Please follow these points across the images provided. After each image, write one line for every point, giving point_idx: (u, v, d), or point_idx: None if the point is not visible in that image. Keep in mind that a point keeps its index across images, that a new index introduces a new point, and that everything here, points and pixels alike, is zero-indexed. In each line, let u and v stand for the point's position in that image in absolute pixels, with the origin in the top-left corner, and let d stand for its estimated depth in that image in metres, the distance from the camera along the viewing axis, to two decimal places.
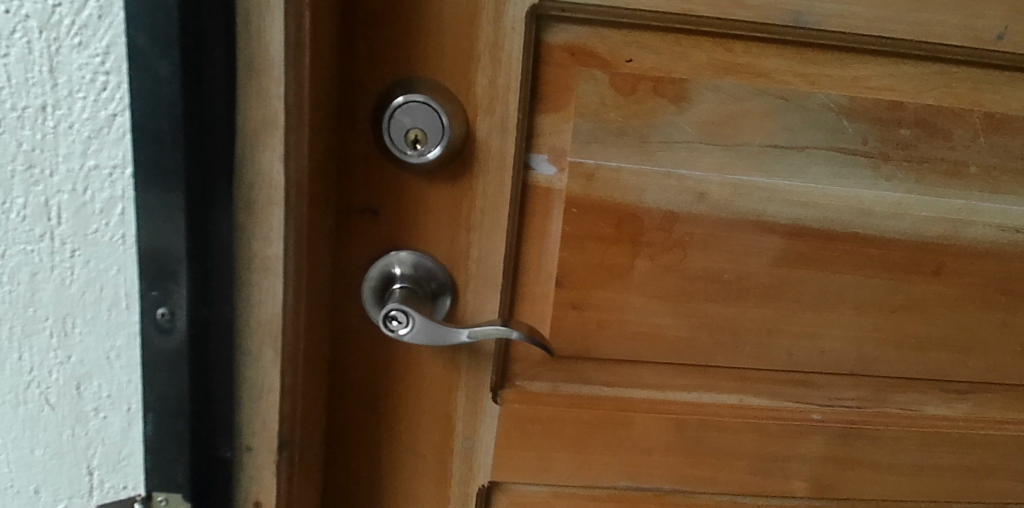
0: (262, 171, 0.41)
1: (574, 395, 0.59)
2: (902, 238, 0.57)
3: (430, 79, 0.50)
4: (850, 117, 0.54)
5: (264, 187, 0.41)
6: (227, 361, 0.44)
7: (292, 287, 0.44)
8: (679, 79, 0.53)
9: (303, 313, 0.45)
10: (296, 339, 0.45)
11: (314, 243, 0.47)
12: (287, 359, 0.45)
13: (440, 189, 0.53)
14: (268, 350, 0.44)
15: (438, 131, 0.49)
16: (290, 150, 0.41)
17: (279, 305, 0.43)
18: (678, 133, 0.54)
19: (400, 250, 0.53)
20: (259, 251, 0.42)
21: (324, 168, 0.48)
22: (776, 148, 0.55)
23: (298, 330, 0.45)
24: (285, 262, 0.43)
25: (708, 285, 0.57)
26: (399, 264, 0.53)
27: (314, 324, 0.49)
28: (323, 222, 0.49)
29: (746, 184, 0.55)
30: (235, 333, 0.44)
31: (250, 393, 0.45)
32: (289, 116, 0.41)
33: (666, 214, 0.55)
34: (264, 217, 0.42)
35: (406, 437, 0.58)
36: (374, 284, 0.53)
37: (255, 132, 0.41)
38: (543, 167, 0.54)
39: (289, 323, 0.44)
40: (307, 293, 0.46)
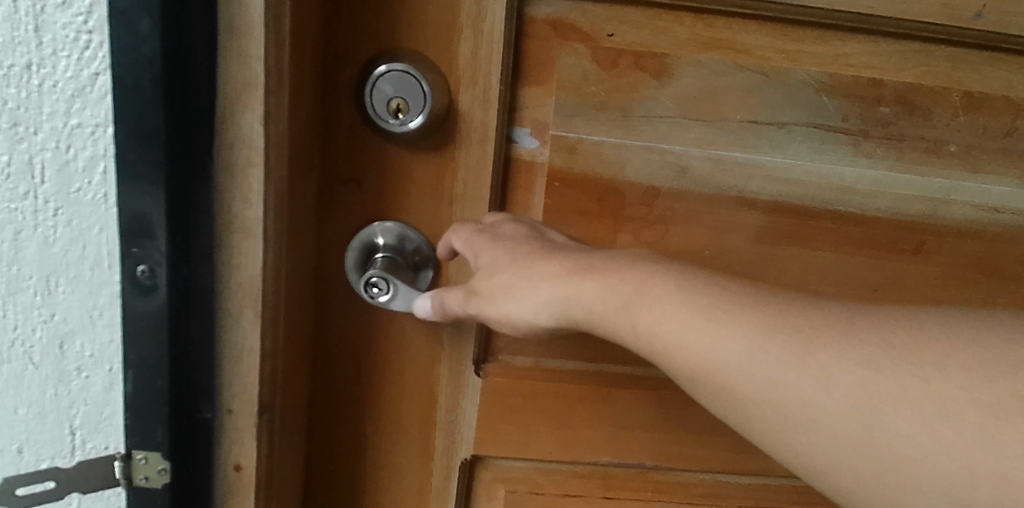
0: (242, 133, 0.41)
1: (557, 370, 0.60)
2: (883, 215, 0.58)
3: (414, 50, 0.51)
4: (831, 95, 0.55)
5: (245, 150, 0.42)
6: (207, 323, 0.44)
7: (272, 249, 0.44)
8: (660, 54, 0.53)
9: (283, 277, 0.46)
10: (277, 303, 0.46)
11: (297, 209, 0.48)
12: (267, 323, 0.45)
13: (423, 161, 0.54)
14: (248, 314, 0.44)
15: (422, 101, 0.50)
16: (270, 112, 0.42)
17: (258, 267, 0.44)
18: (659, 108, 0.54)
19: (385, 220, 0.55)
20: (240, 213, 0.43)
21: (308, 137, 0.49)
22: (759, 124, 0.55)
23: (279, 294, 0.46)
24: (265, 225, 0.43)
25: (690, 261, 0.58)
26: (383, 234, 0.55)
27: (297, 291, 0.50)
28: (308, 190, 0.50)
29: (726, 160, 0.56)
30: (216, 295, 0.44)
31: (231, 356, 0.45)
32: (269, 79, 0.41)
33: (648, 189, 0.56)
34: (243, 180, 0.42)
35: (390, 408, 0.59)
36: (357, 255, 0.54)
37: (235, 94, 0.41)
38: (526, 140, 0.55)
39: (270, 287, 0.45)
40: (287, 258, 0.46)
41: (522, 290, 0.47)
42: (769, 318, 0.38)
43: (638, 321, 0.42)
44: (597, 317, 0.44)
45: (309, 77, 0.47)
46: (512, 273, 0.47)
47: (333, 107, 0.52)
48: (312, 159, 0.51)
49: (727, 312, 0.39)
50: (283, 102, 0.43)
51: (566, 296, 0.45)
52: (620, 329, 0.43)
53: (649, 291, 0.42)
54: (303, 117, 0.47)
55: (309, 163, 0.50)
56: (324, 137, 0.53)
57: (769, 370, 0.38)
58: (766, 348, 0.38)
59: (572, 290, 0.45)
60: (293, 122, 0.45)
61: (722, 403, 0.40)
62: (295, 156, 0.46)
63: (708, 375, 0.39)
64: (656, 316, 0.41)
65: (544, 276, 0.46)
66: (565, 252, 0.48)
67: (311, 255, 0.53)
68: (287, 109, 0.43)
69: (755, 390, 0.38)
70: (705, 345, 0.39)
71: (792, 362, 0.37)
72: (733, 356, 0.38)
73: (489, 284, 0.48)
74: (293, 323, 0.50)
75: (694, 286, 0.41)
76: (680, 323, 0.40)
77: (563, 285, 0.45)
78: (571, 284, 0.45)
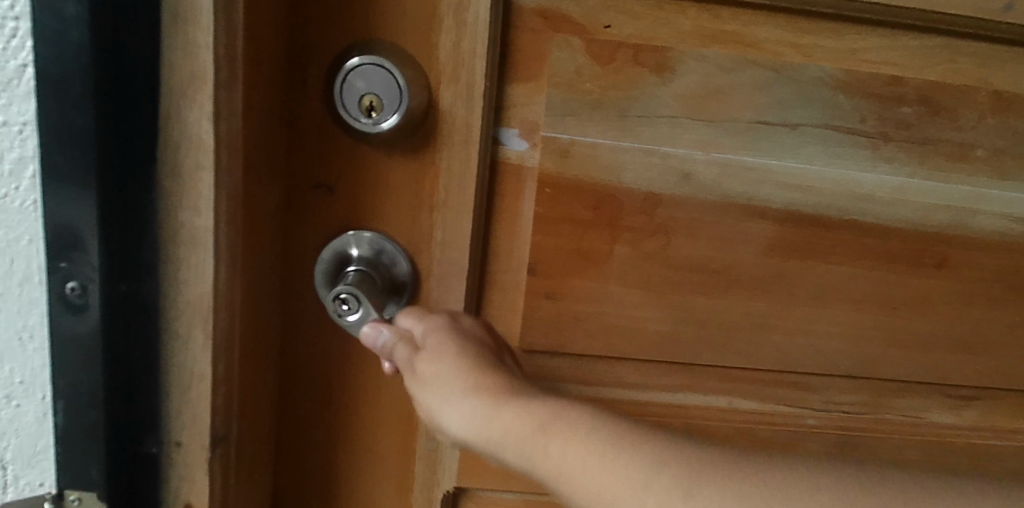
0: (189, 131, 0.37)
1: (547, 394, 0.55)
2: (904, 227, 0.53)
3: (390, 42, 0.47)
4: (849, 93, 0.50)
5: (192, 150, 0.37)
6: (148, 346, 0.39)
7: (225, 263, 0.39)
8: (661, 48, 0.48)
9: (239, 294, 0.41)
10: (232, 324, 0.41)
11: (257, 216, 0.43)
12: (221, 346, 0.40)
13: (400, 164, 0.49)
14: (198, 336, 0.39)
15: (396, 99, 0.45)
16: (221, 108, 0.37)
17: (210, 284, 0.39)
18: (660, 107, 0.49)
19: (360, 229, 0.50)
20: (187, 222, 0.38)
21: (270, 136, 0.44)
22: (767, 125, 0.50)
23: (233, 314, 0.40)
24: (216, 236, 0.38)
25: (695, 274, 0.53)
26: (357, 245, 0.50)
27: (258, 308, 0.45)
28: (270, 195, 0.45)
29: (733, 164, 0.51)
30: (160, 314, 0.39)
31: (178, 383, 0.40)
32: (219, 70, 0.36)
33: (648, 196, 0.51)
34: (192, 185, 0.37)
35: (365, 436, 0.53)
36: (326, 268, 0.49)
37: (181, 87, 0.36)
38: (513, 143, 0.50)
39: (223, 305, 0.40)
40: (244, 272, 0.41)
41: (445, 400, 0.41)
42: (665, 450, 0.36)
43: (540, 460, 0.38)
44: (515, 441, 0.38)
45: (271, 70, 0.43)
46: (438, 377, 0.42)
47: (302, 103, 0.47)
48: (275, 161, 0.46)
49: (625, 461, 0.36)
50: (236, 95, 0.37)
51: (493, 410, 0.40)
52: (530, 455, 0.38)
53: (569, 417, 0.38)
54: (262, 114, 0.42)
55: (271, 164, 0.45)
56: (292, 137, 0.48)
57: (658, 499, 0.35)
58: (661, 474, 0.35)
59: (490, 412, 0.40)
60: (250, 117, 0.39)
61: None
62: (252, 157, 0.41)
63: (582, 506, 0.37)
64: (557, 457, 0.37)
65: (479, 385, 0.41)
66: (504, 372, 0.43)
67: (275, 267, 0.48)
68: (241, 103, 0.38)
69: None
70: (603, 471, 0.36)
71: (680, 490, 0.35)
72: (621, 486, 0.35)
73: (428, 366, 0.42)
74: (252, 344, 0.44)
75: (619, 422, 0.38)
76: (582, 468, 0.36)
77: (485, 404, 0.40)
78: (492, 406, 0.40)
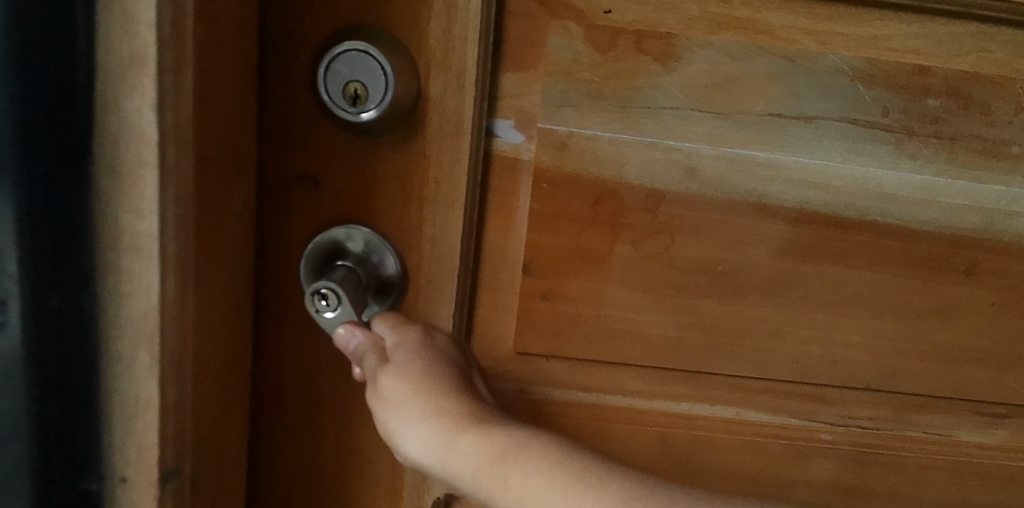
0: (128, 124, 0.32)
1: (542, 401, 0.52)
2: (931, 230, 0.49)
3: (377, 27, 0.45)
4: (870, 84, 0.46)
5: (132, 145, 0.33)
6: (90, 367, 0.35)
7: (174, 278, 0.35)
8: (666, 34, 0.45)
9: (192, 311, 0.37)
10: (185, 342, 0.36)
11: (217, 220, 0.39)
12: (172, 370, 0.36)
13: (388, 156, 0.47)
14: (143, 359, 0.35)
15: (382, 88, 0.43)
16: (167, 100, 0.33)
17: (155, 301, 0.35)
18: (664, 97, 0.46)
19: (354, 223, 0.48)
20: (129, 231, 0.34)
21: (233, 130, 0.40)
22: (780, 118, 0.47)
23: (184, 333, 0.36)
24: (162, 245, 0.34)
25: (701, 277, 0.50)
26: (352, 239, 0.48)
27: (221, 323, 0.41)
28: (236, 194, 0.41)
29: (742, 159, 0.47)
30: (97, 333, 0.35)
31: (123, 409, 0.36)
32: (165, 53, 0.32)
33: (651, 193, 0.48)
34: (131, 188, 0.33)
35: (353, 440, 0.51)
36: (319, 251, 0.47)
37: (119, 73, 0.32)
38: (508, 134, 0.48)
39: (171, 323, 0.35)
40: (200, 285, 0.37)
41: (410, 422, 0.41)
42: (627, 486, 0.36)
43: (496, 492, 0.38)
44: (471, 469, 0.39)
45: (236, 53, 0.39)
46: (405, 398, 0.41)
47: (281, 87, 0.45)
48: (243, 155, 0.42)
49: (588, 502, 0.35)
50: (184, 82, 0.33)
51: (455, 438, 0.39)
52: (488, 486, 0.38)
53: (534, 453, 0.37)
54: (221, 104, 0.38)
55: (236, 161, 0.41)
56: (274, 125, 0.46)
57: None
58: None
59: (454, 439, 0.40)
60: (203, 107, 0.35)
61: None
62: (208, 154, 0.36)
63: None
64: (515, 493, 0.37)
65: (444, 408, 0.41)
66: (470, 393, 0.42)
67: (244, 272, 0.44)
68: (190, 90, 0.34)
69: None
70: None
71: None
72: None
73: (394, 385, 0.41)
74: (211, 367, 0.40)
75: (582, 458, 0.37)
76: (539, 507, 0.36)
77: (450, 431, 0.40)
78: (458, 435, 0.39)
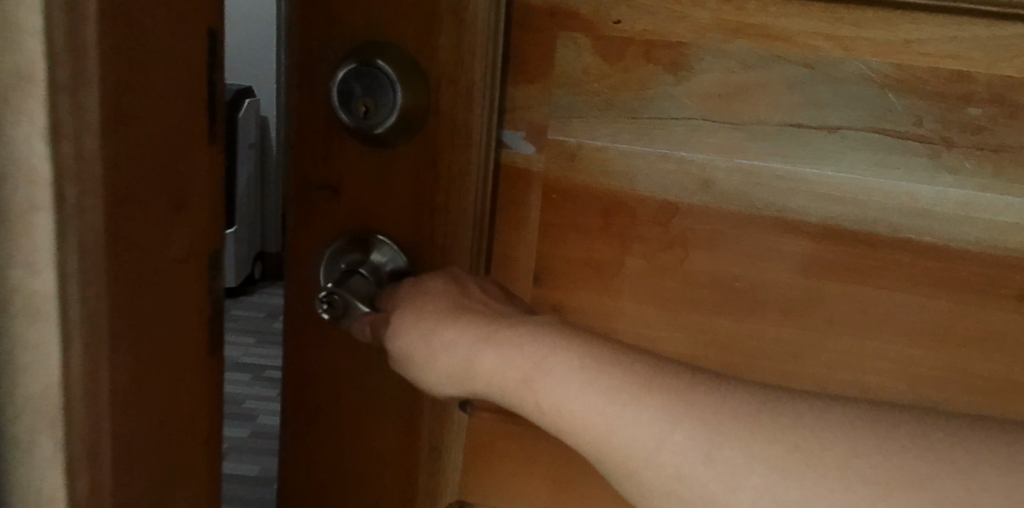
0: (11, 159, 0.22)
1: None
2: (972, 248, 0.45)
3: (390, 41, 0.46)
4: (901, 91, 0.43)
5: (19, 188, 0.22)
6: None
7: (86, 344, 0.25)
8: (677, 43, 0.44)
9: (133, 377, 0.28)
10: (124, 416, 0.27)
11: (166, 264, 0.29)
12: (99, 455, 0.26)
13: (402, 166, 0.48)
14: (48, 440, 0.25)
15: (391, 101, 0.45)
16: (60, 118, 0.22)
17: (58, 377, 0.25)
18: (675, 108, 0.45)
19: (374, 234, 0.49)
20: (19, 286, 0.23)
21: (184, 153, 0.30)
22: (800, 128, 0.44)
23: (102, 409, 0.26)
24: (64, 303, 0.24)
25: (716, 292, 0.48)
26: (376, 250, 0.49)
27: (184, 380, 0.32)
28: (194, 227, 0.32)
29: (759, 172, 0.45)
30: None
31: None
32: (58, 67, 0.22)
33: (663, 205, 0.47)
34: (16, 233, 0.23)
35: (369, 439, 0.54)
36: (344, 245, 0.49)
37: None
38: (519, 145, 0.48)
39: (83, 399, 0.25)
40: (121, 345, 0.27)
41: (435, 348, 0.42)
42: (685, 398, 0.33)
43: (541, 399, 0.36)
44: (504, 379, 0.38)
45: (175, 54, 0.29)
46: (423, 328, 0.42)
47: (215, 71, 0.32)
48: (195, 181, 0.31)
49: (630, 394, 0.34)
50: (90, 101, 0.23)
51: (474, 351, 0.40)
52: (519, 409, 0.38)
53: (555, 368, 0.36)
54: (159, 125, 0.28)
55: (180, 190, 0.30)
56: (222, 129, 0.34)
57: (673, 458, 0.32)
58: (673, 435, 0.32)
59: (480, 352, 0.40)
60: (129, 131, 0.26)
61: (624, 477, 0.34)
62: (127, 185, 0.26)
63: (614, 454, 0.34)
64: (558, 395, 0.36)
65: (462, 324, 0.41)
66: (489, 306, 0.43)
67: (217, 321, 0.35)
68: (98, 112, 0.24)
69: (659, 476, 0.33)
70: (604, 423, 0.34)
71: (699, 451, 0.32)
72: (646, 440, 0.33)
73: (410, 324, 0.43)
74: (176, 423, 0.32)
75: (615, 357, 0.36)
76: (582, 396, 0.35)
77: (473, 345, 0.40)
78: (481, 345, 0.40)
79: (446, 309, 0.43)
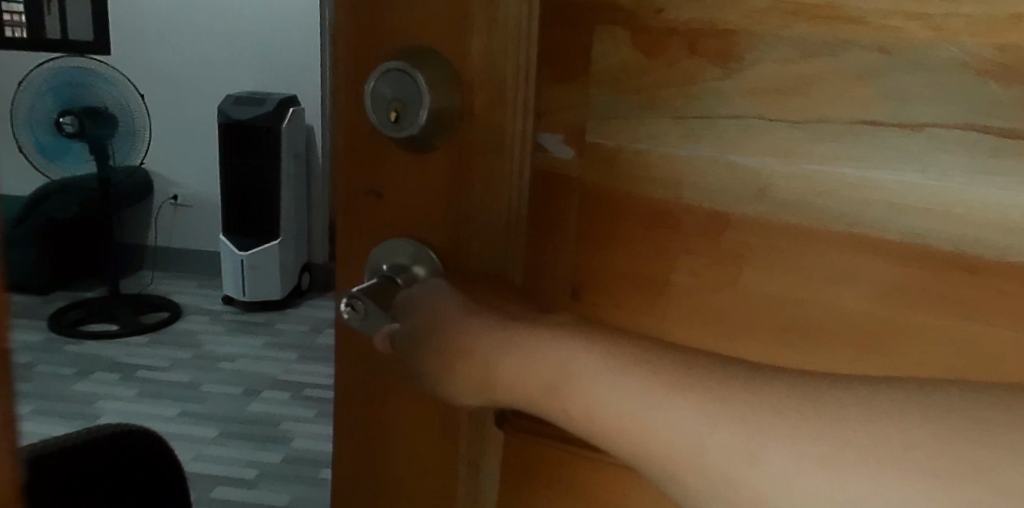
0: None
1: (590, 458, 0.48)
2: None
3: (422, 44, 0.45)
4: (1007, 79, 0.33)
5: None
6: None
7: None
8: (726, 32, 0.39)
9: None
10: None
11: None
12: None
13: (437, 172, 0.47)
14: None
15: (418, 98, 0.44)
16: None
17: None
18: (725, 105, 0.40)
19: (417, 244, 0.48)
20: None
21: None
22: (876, 125, 0.36)
23: None
24: None
25: (774, 318, 0.41)
26: (422, 264, 0.48)
27: None
28: None
29: (825, 180, 0.38)
30: None
31: None
32: None
33: (712, 216, 0.42)
34: None
35: (410, 454, 0.53)
36: (398, 251, 0.48)
37: None
38: (558, 148, 0.46)
39: None
40: None
41: (454, 352, 0.41)
42: (711, 397, 0.29)
43: (570, 403, 0.34)
44: (524, 384, 0.37)
45: None
46: (442, 328, 0.42)
47: None
48: None
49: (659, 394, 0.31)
50: None
51: (490, 352, 0.39)
52: (553, 414, 0.36)
53: (580, 371, 0.34)
54: None
55: None
56: None
57: (721, 458, 0.28)
58: (716, 434, 0.29)
59: (496, 353, 0.38)
60: None
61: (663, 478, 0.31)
62: None
63: (652, 453, 0.31)
64: (587, 396, 0.33)
65: (478, 325, 0.40)
66: (504, 306, 0.41)
67: None
68: None
69: (704, 480, 0.29)
70: (642, 424, 0.31)
71: (743, 452, 0.28)
72: (681, 439, 0.30)
73: (430, 326, 0.42)
74: None
75: (630, 360, 0.33)
76: (615, 393, 0.32)
77: (488, 345, 0.39)
78: (497, 347, 0.38)
79: (460, 312, 0.42)
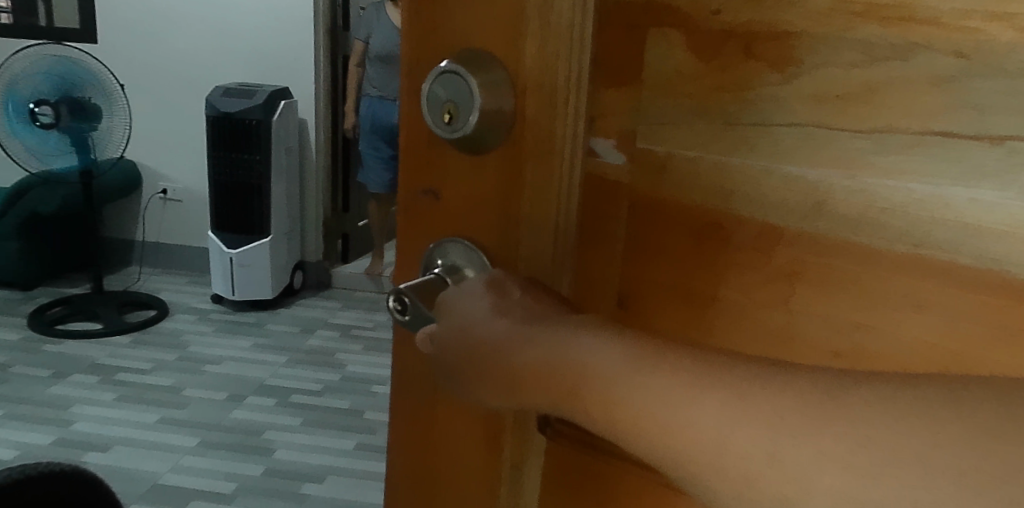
0: None
1: (632, 471, 0.47)
2: None
3: (479, 47, 0.45)
4: None
5: None
6: None
7: None
8: (786, 33, 0.37)
9: None
10: None
11: None
12: None
13: (489, 173, 0.47)
14: None
15: (469, 100, 0.44)
16: None
17: None
18: (781, 112, 0.38)
19: (468, 246, 0.48)
20: None
21: None
22: (950, 137, 0.33)
23: None
24: None
25: (826, 341, 0.38)
26: (472, 268, 0.48)
27: None
28: None
29: (888, 196, 0.35)
30: None
31: None
32: None
33: (763, 228, 0.39)
34: None
35: (455, 453, 0.53)
36: (451, 255, 0.49)
37: None
38: (610, 155, 0.45)
39: None
40: None
41: (485, 352, 0.41)
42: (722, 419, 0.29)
43: (591, 409, 0.34)
44: (548, 387, 0.37)
45: None
46: (474, 327, 0.42)
47: None
48: None
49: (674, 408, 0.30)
50: None
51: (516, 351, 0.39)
52: (577, 420, 0.36)
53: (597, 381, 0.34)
54: None
55: None
56: None
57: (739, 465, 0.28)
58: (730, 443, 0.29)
59: (520, 353, 0.39)
60: None
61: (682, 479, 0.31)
62: None
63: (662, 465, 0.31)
64: (605, 401, 0.33)
65: (508, 326, 0.41)
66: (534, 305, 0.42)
67: None
68: None
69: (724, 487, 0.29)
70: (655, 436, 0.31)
71: (764, 453, 0.28)
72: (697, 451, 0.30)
73: (463, 324, 0.43)
74: None
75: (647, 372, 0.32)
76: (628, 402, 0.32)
77: (514, 345, 0.40)
78: (523, 347, 0.39)
79: (490, 311, 0.42)
